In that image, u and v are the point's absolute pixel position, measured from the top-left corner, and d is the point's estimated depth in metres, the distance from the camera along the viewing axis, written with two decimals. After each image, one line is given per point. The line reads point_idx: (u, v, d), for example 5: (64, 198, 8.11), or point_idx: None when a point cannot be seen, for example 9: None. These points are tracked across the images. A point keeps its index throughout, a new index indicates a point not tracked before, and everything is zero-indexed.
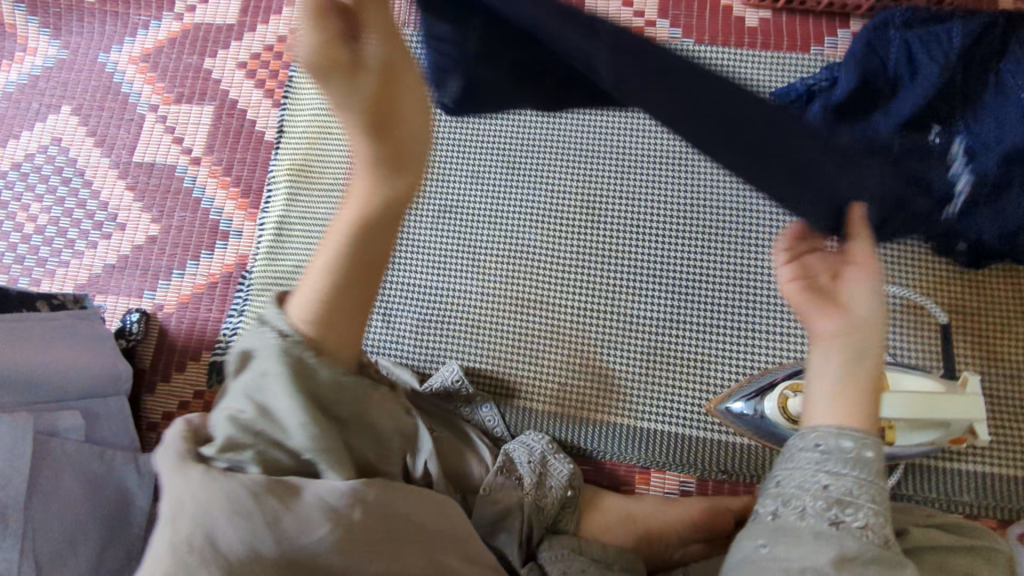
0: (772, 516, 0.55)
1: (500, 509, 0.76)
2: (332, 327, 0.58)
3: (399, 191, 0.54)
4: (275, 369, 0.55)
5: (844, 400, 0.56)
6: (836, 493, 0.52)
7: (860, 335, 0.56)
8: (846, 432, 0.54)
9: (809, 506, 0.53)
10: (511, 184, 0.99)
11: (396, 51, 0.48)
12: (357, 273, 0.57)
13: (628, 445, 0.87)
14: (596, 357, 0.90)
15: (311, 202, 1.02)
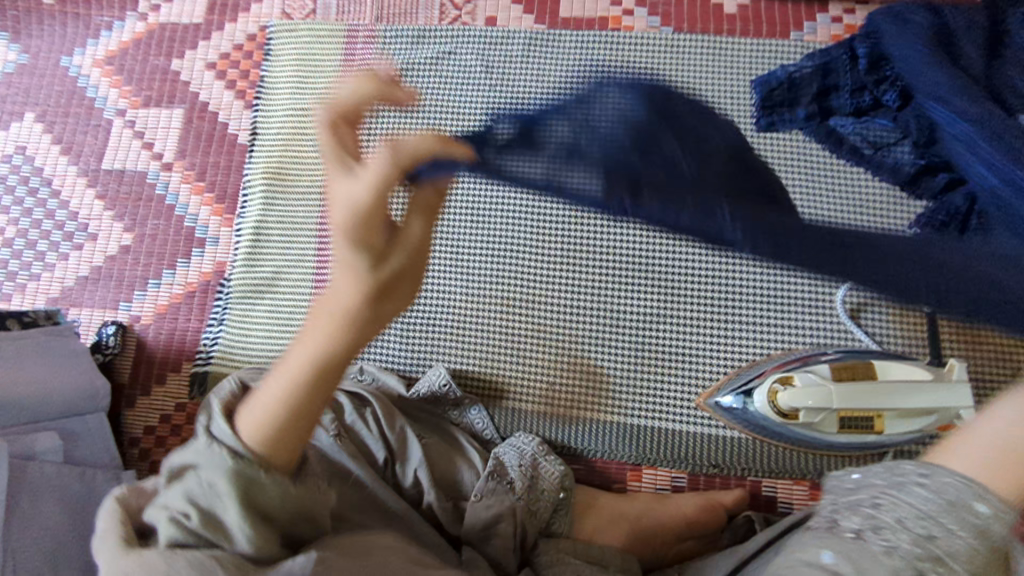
0: (855, 534, 0.44)
1: (493, 517, 0.75)
2: (281, 443, 0.53)
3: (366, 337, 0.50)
4: (221, 483, 0.51)
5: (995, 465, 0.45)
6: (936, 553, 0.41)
7: None
8: (987, 496, 0.42)
9: (903, 552, 0.42)
10: (492, 181, 0.98)
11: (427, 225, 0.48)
12: (312, 393, 0.52)
13: (619, 442, 0.87)
14: (582, 355, 0.89)
15: (289, 206, 1.01)
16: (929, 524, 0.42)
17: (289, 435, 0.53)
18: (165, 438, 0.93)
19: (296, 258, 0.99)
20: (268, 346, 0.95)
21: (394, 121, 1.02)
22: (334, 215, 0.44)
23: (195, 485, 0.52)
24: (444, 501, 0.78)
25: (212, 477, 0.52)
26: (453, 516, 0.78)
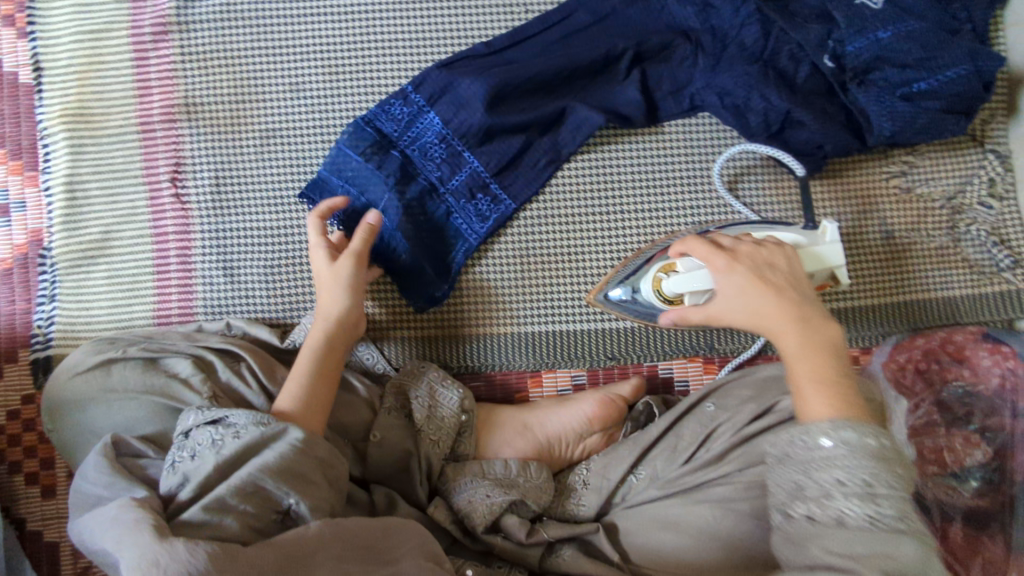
0: (808, 520, 0.52)
1: (398, 452, 0.74)
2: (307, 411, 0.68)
3: (353, 321, 0.76)
4: (281, 439, 0.60)
5: (825, 393, 0.56)
6: (864, 488, 0.50)
7: (814, 337, 0.60)
8: (840, 425, 0.53)
9: (845, 507, 0.50)
10: (338, 91, 0.87)
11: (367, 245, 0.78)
12: (324, 383, 0.70)
13: (517, 354, 0.84)
14: (468, 272, 0.85)
15: (103, 152, 0.86)
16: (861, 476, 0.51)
17: (320, 407, 0.69)
18: (19, 436, 0.84)
19: (125, 213, 0.86)
20: (116, 316, 0.85)
21: (210, 33, 0.86)
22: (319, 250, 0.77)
23: (257, 459, 0.58)
24: (342, 446, 0.74)
25: (281, 448, 0.60)
26: (354, 457, 0.75)
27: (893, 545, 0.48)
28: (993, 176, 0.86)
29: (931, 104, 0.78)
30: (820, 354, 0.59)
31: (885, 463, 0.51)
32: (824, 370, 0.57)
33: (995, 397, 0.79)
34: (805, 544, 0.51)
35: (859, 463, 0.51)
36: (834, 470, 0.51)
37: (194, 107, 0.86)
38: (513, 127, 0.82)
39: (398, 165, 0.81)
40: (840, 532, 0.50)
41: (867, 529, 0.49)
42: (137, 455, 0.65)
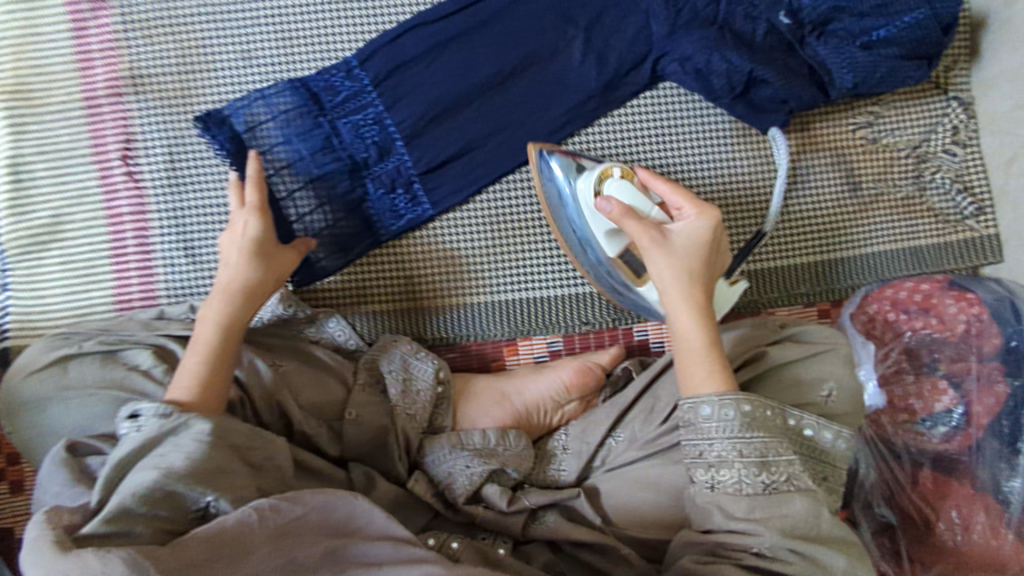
0: (710, 488, 0.60)
1: (375, 429, 0.73)
2: (204, 392, 0.62)
3: (258, 297, 0.70)
4: (181, 436, 0.57)
5: (714, 372, 0.61)
6: (759, 457, 0.59)
7: (707, 328, 0.63)
8: (725, 400, 0.59)
9: (743, 475, 0.58)
10: (292, 56, 0.83)
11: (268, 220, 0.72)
12: (223, 362, 0.65)
13: (490, 322, 0.83)
14: (438, 242, 0.83)
15: (46, 130, 0.82)
16: (757, 452, 0.59)
17: (215, 388, 0.63)
18: None
19: (75, 194, 0.82)
20: (74, 304, 0.81)
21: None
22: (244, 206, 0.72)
23: (159, 459, 0.55)
24: (317, 428, 0.73)
25: (186, 443, 0.57)
26: (330, 438, 0.74)
27: (784, 505, 0.57)
28: (956, 123, 0.86)
29: (892, 52, 0.79)
30: (714, 343, 0.62)
31: (766, 432, 0.60)
32: (709, 348, 0.62)
33: (960, 344, 0.78)
34: (708, 509, 0.59)
35: (749, 435, 0.59)
36: (737, 443, 0.59)
37: (142, 79, 0.82)
38: (467, 99, 0.81)
39: (322, 140, 0.79)
40: (736, 499, 0.58)
41: (762, 494, 0.58)
42: (95, 453, 0.63)
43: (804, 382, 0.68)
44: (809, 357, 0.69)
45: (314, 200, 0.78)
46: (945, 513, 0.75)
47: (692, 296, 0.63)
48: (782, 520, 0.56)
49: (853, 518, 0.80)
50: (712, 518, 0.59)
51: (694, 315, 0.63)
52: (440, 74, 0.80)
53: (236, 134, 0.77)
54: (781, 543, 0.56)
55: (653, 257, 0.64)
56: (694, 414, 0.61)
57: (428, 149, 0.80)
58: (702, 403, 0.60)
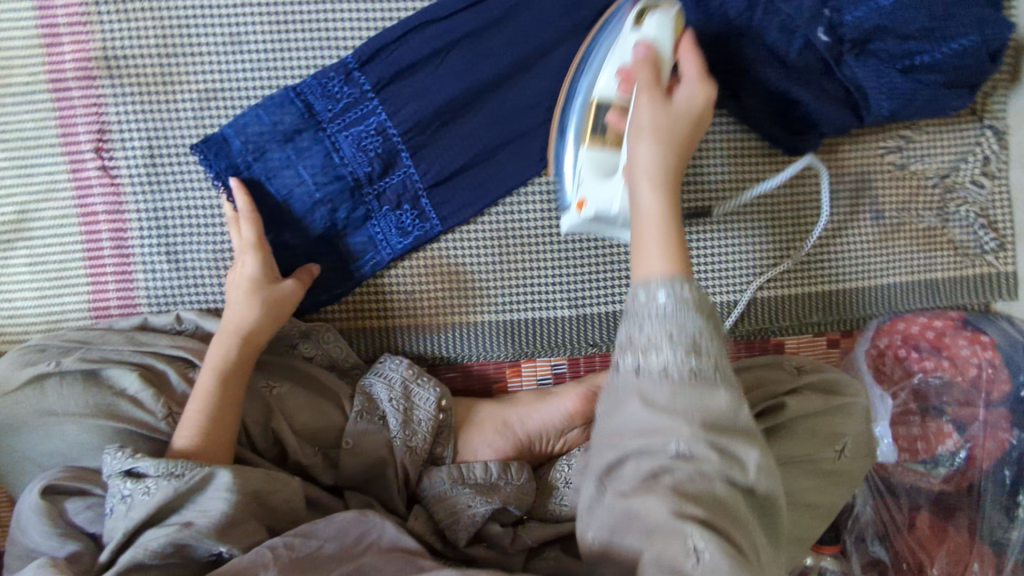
0: (634, 372, 0.51)
1: (372, 460, 0.71)
2: (207, 440, 0.63)
3: (258, 337, 0.70)
4: (195, 497, 0.58)
5: (666, 253, 0.54)
6: (688, 340, 0.50)
7: (669, 210, 0.57)
8: (670, 284, 0.52)
9: (670, 361, 0.50)
10: (285, 43, 0.75)
11: (267, 261, 0.72)
12: (226, 410, 0.65)
13: (493, 343, 0.80)
14: (440, 254, 0.78)
15: (9, 117, 0.74)
16: (688, 335, 0.50)
17: (220, 435, 0.64)
18: None
19: (43, 189, 0.75)
20: (45, 308, 0.76)
21: None
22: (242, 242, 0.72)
23: (175, 520, 0.57)
24: (312, 457, 0.71)
25: (207, 504, 0.58)
26: (325, 466, 0.72)
27: (709, 398, 0.49)
28: (987, 154, 0.81)
29: (932, 78, 0.73)
30: (671, 230, 0.56)
31: (705, 318, 0.51)
32: (670, 233, 0.55)
33: (970, 389, 0.80)
34: (625, 397, 0.51)
35: (684, 318, 0.50)
36: (666, 327, 0.50)
37: (116, 61, 0.74)
38: (475, 111, 0.76)
39: (322, 158, 0.74)
40: (659, 383, 0.49)
41: (687, 381, 0.49)
42: (78, 492, 0.62)
43: (822, 435, 0.69)
44: (829, 411, 0.70)
45: (322, 226, 0.75)
46: (937, 559, 0.78)
47: (664, 163, 0.58)
48: (704, 411, 0.48)
49: (845, 549, 0.81)
50: (630, 404, 0.50)
51: (655, 202, 0.57)
52: (447, 81, 0.75)
53: (234, 166, 0.73)
54: (699, 437, 0.48)
55: (644, 113, 0.59)
56: (636, 302, 0.53)
57: (436, 161, 0.76)
58: (646, 286, 0.53)
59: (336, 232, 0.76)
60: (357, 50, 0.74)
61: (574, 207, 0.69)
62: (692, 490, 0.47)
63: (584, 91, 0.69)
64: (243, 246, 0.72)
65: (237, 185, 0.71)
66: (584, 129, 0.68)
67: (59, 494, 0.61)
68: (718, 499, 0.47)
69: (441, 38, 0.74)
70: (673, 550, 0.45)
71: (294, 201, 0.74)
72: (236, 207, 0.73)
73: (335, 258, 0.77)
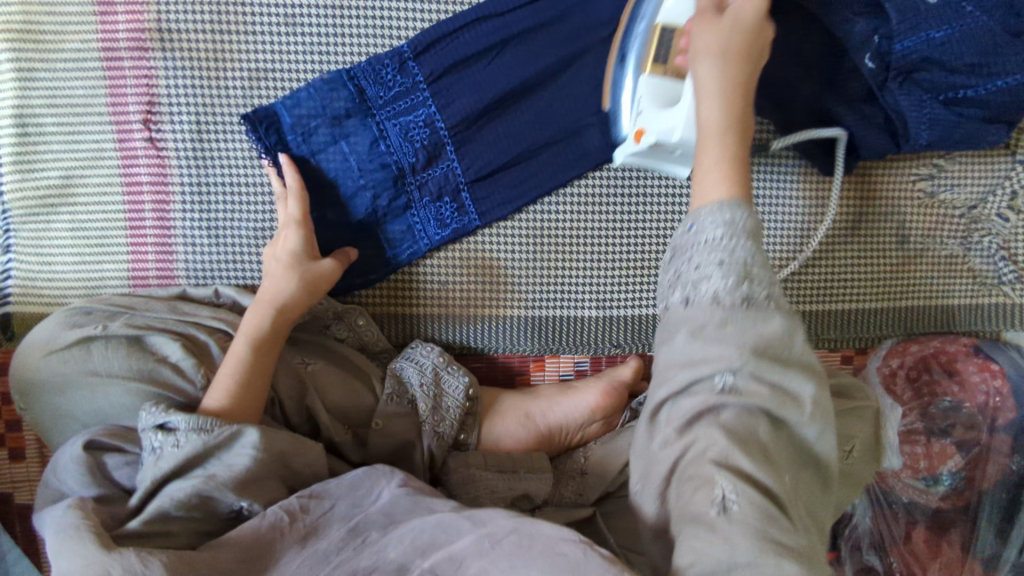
0: (683, 305, 0.52)
1: (399, 441, 0.73)
2: (236, 404, 0.64)
3: (292, 307, 0.70)
4: (221, 452, 0.59)
5: (725, 177, 0.55)
6: (740, 267, 0.50)
7: (726, 132, 0.57)
8: (727, 208, 0.52)
9: (720, 288, 0.50)
10: (338, 27, 0.75)
11: (307, 236, 0.72)
12: (257, 377, 0.66)
13: (521, 337, 0.82)
14: (475, 247, 0.80)
15: (59, 81, 0.74)
16: (739, 263, 0.51)
17: (249, 401, 0.64)
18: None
19: (89, 156, 0.75)
20: (84, 272, 0.77)
21: None
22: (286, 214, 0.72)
23: (201, 474, 0.58)
24: (343, 434, 0.72)
25: (232, 459, 0.59)
26: (354, 444, 0.73)
27: (761, 322, 0.50)
28: (1017, 188, 0.83)
29: (972, 113, 0.75)
30: (734, 154, 0.56)
31: (756, 241, 0.52)
32: (734, 155, 0.56)
33: (978, 413, 0.83)
34: (673, 329, 0.53)
35: (735, 244, 0.51)
36: (717, 254, 0.51)
37: (169, 35, 0.74)
38: (522, 108, 0.77)
39: (369, 145, 0.75)
40: (709, 313, 0.50)
41: (739, 306, 0.50)
42: (116, 449, 0.62)
43: (835, 435, 0.69)
44: (842, 413, 0.70)
45: (360, 212, 0.76)
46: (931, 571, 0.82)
47: (727, 82, 0.58)
48: (755, 336, 0.49)
49: (839, 555, 0.85)
50: (677, 336, 0.52)
51: (720, 115, 0.58)
52: (497, 77, 0.75)
53: (284, 141, 0.74)
54: (748, 365, 0.49)
55: (706, 35, 0.60)
56: (695, 228, 0.54)
57: (478, 156, 0.77)
58: (707, 211, 0.53)
59: (375, 218, 0.77)
60: (413, 40, 0.74)
61: (631, 138, 0.71)
62: (734, 424, 0.48)
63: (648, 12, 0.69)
64: (286, 221, 0.72)
65: (286, 162, 0.72)
66: (644, 58, 0.69)
67: (101, 450, 0.62)
68: (758, 433, 0.48)
69: (494, 35, 0.75)
70: (702, 497, 0.47)
71: (340, 185, 0.75)
72: (284, 182, 0.73)
73: (372, 243, 0.78)
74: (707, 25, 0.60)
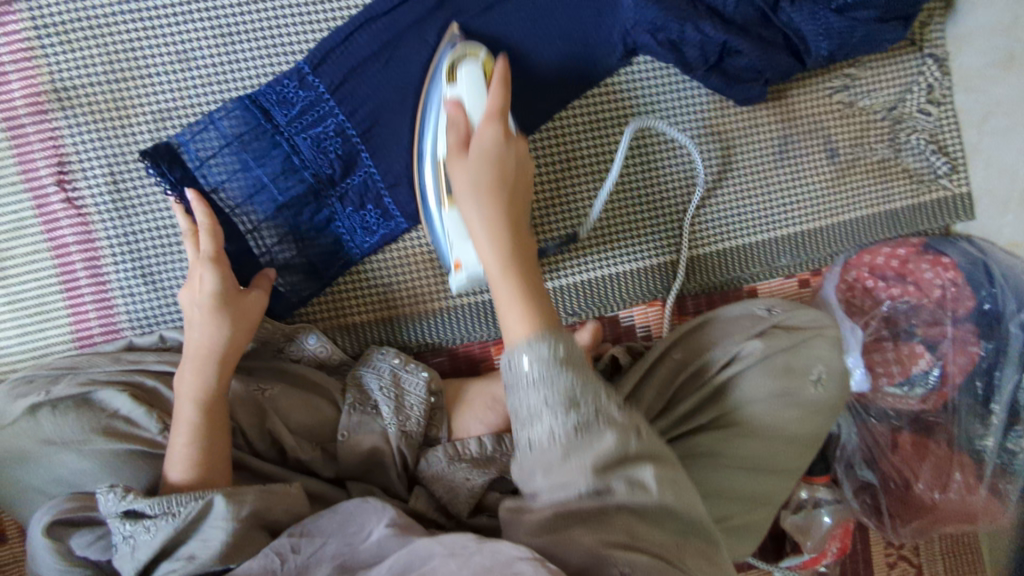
0: (529, 446, 0.54)
1: (369, 450, 0.72)
2: (203, 468, 0.62)
3: (233, 350, 0.68)
4: (201, 526, 0.58)
5: (524, 313, 0.58)
6: (561, 403, 0.53)
7: (510, 271, 0.60)
8: (535, 344, 0.55)
9: (554, 427, 0.53)
10: (232, 54, 0.76)
11: (224, 273, 0.70)
12: (217, 433, 0.64)
13: (477, 325, 0.82)
14: (414, 244, 0.80)
15: None
16: (559, 399, 0.53)
17: (217, 461, 0.63)
18: None
19: (9, 227, 0.75)
20: (29, 344, 0.77)
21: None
22: (204, 252, 0.70)
23: (181, 556, 0.57)
24: (311, 452, 0.72)
25: (209, 535, 0.58)
26: (324, 460, 0.73)
27: (598, 438, 0.53)
28: (931, 81, 0.84)
29: (867, 15, 0.76)
30: (531, 286, 0.60)
31: (572, 369, 0.55)
32: (522, 286, 0.59)
33: (937, 309, 0.80)
34: (527, 470, 0.55)
35: (555, 378, 0.54)
36: (541, 393, 0.54)
37: (67, 93, 0.74)
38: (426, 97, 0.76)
39: (282, 162, 0.75)
40: (553, 450, 0.53)
41: (574, 435, 0.53)
42: (75, 525, 0.61)
43: (797, 369, 0.73)
44: (800, 344, 0.73)
45: (286, 231, 0.76)
46: (921, 472, 0.82)
47: (495, 223, 0.61)
48: (596, 452, 0.52)
49: (836, 478, 0.86)
50: (536, 475, 0.54)
51: (497, 251, 0.61)
52: (395, 71, 0.76)
53: (189, 175, 0.73)
54: (598, 478, 0.52)
55: (461, 179, 0.62)
56: (513, 370, 0.56)
57: (394, 157, 0.77)
58: (518, 353, 0.55)
59: (299, 234, 0.77)
60: (309, 54, 0.75)
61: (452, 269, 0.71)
62: (605, 531, 0.52)
63: (430, 154, 0.71)
64: (201, 266, 0.69)
65: (196, 196, 0.70)
66: (441, 194, 0.69)
67: (65, 530, 0.60)
68: (634, 528, 0.53)
69: (387, 32, 0.75)
70: None
71: (261, 207, 0.75)
72: (192, 219, 0.71)
73: (304, 257, 0.78)
74: (457, 169, 0.63)
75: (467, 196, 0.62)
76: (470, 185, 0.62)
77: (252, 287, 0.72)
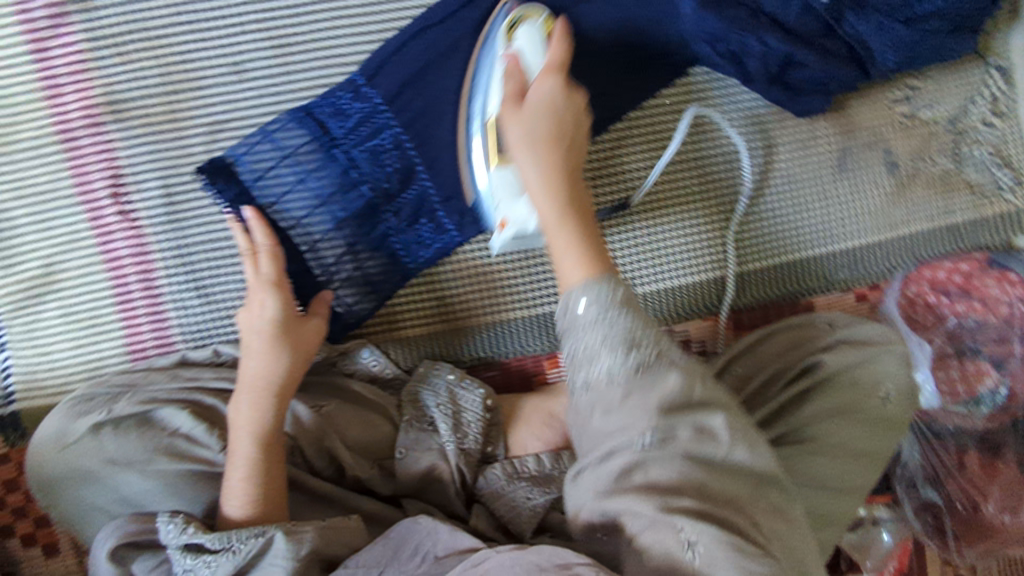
0: (585, 386, 0.54)
1: (426, 469, 0.70)
2: (260, 507, 0.62)
3: (290, 382, 0.67)
4: (261, 560, 0.57)
5: (582, 260, 0.57)
6: (622, 343, 0.53)
7: (569, 218, 0.60)
8: (595, 289, 0.55)
9: (613, 367, 0.53)
10: (287, 65, 0.75)
11: (284, 299, 0.69)
12: (274, 469, 0.63)
13: (531, 338, 0.81)
14: (467, 258, 0.79)
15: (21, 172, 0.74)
16: (620, 341, 0.53)
17: (275, 497, 0.63)
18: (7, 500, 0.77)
19: (63, 241, 0.75)
20: (83, 357, 0.76)
21: (124, 11, 0.72)
22: (263, 275, 0.69)
23: None
24: (369, 470, 0.71)
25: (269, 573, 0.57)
26: (382, 477, 0.72)
27: (659, 381, 0.52)
28: (996, 92, 0.82)
29: (935, 25, 0.74)
30: (588, 232, 0.60)
31: (633, 312, 0.55)
32: (581, 234, 0.59)
33: (1004, 326, 0.82)
34: (585, 421, 0.55)
35: (616, 319, 0.54)
36: (601, 333, 0.54)
37: (121, 105, 0.73)
38: None
39: (338, 176, 0.74)
40: (611, 391, 0.53)
41: (633, 378, 0.52)
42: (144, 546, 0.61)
43: (865, 385, 0.72)
44: (864, 360, 0.72)
45: (341, 247, 0.75)
46: (991, 494, 0.81)
47: (553, 176, 0.60)
48: (658, 397, 0.52)
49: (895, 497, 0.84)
50: (593, 419, 0.54)
51: (551, 202, 0.60)
52: (452, 81, 0.74)
53: (245, 193, 0.71)
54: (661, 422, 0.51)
55: (514, 131, 0.61)
56: (572, 313, 0.56)
57: (452, 172, 0.75)
58: (579, 297, 0.56)
59: (355, 250, 0.76)
60: (364, 66, 0.74)
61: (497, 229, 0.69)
62: (667, 480, 0.50)
63: (478, 115, 0.68)
64: (261, 289, 0.69)
65: (256, 218, 0.69)
66: (489, 152, 0.67)
67: (130, 551, 0.60)
68: (704, 481, 0.50)
69: (445, 43, 0.74)
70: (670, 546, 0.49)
71: (317, 222, 0.74)
72: (253, 240, 0.70)
73: (359, 272, 0.76)
74: (512, 120, 0.62)
75: (521, 147, 0.61)
76: (528, 137, 0.61)
77: (311, 314, 0.71)
